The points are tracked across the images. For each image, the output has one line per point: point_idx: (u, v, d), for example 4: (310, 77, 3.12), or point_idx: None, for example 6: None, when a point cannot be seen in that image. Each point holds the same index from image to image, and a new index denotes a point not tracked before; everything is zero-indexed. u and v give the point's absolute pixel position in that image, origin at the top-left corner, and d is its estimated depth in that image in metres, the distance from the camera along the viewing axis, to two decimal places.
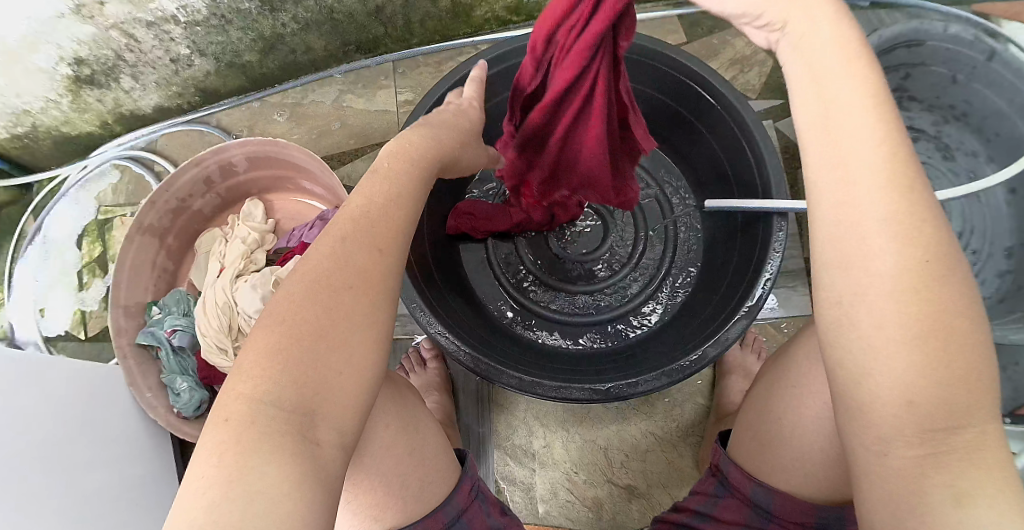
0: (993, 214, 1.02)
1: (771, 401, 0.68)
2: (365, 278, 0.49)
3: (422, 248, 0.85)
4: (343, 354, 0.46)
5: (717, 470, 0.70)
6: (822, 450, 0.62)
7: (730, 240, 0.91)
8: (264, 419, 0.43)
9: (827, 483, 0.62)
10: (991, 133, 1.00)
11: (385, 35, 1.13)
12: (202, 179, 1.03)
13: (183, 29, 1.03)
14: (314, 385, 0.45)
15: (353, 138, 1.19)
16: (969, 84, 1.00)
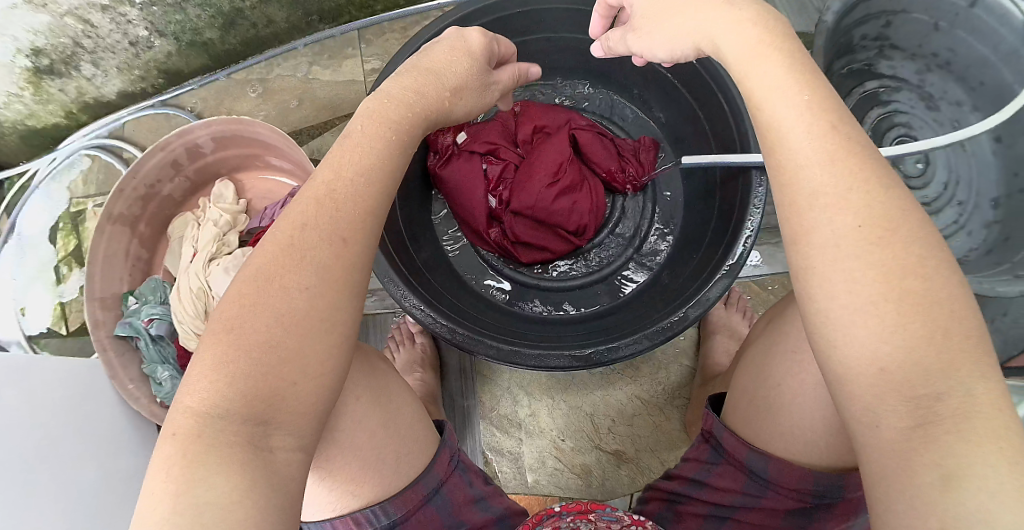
0: (979, 163, 1.00)
1: (759, 361, 0.66)
2: (322, 268, 0.47)
3: (395, 224, 0.82)
4: (296, 365, 0.45)
5: (710, 436, 0.68)
6: (822, 419, 0.59)
7: (710, 197, 0.88)
8: (212, 432, 0.42)
9: (827, 449, 0.59)
10: (975, 81, 0.98)
11: (349, 3, 1.09)
12: (169, 163, 1.00)
13: (139, 10, 0.99)
14: (266, 397, 0.43)
15: (322, 111, 1.16)
16: (952, 31, 0.95)
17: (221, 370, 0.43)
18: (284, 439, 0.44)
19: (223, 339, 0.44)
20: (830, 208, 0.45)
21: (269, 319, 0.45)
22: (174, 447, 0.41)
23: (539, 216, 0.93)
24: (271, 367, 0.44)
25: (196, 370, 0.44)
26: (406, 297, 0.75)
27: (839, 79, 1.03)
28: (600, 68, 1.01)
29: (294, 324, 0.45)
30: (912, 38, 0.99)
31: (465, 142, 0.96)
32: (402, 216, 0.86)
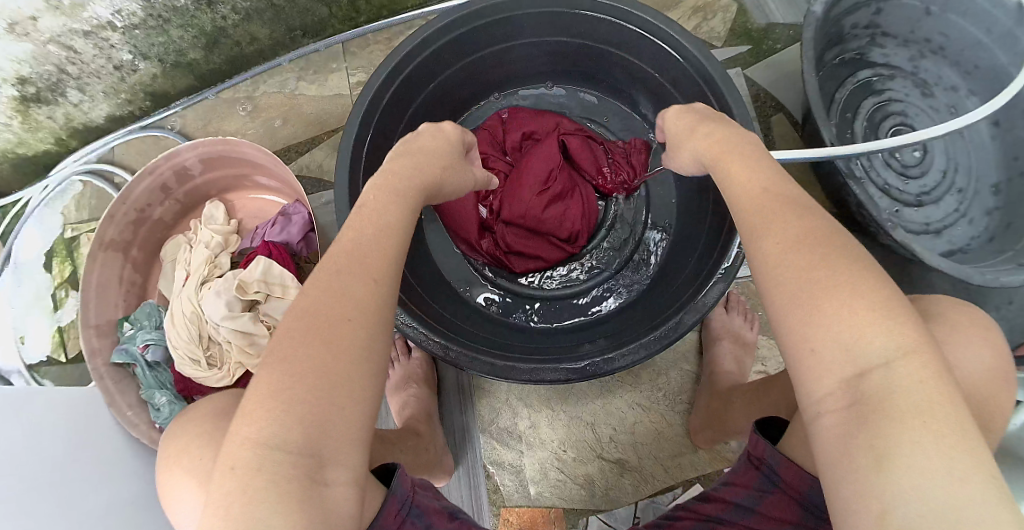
0: (978, 148, 0.98)
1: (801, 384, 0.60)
2: (364, 311, 0.47)
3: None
4: (350, 398, 0.44)
5: (761, 463, 0.59)
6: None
7: (703, 197, 0.87)
8: (271, 465, 0.41)
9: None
10: (969, 65, 0.98)
11: (331, 16, 1.08)
12: (158, 187, 1.00)
13: (121, 34, 0.99)
14: (320, 427, 0.42)
15: (309, 126, 1.14)
16: (944, 15, 0.96)
17: (287, 401, 0.43)
18: (339, 473, 0.43)
19: (278, 382, 0.43)
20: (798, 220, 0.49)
21: (324, 360, 0.44)
22: (237, 481, 0.41)
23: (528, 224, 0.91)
24: (323, 406, 0.43)
25: (257, 401, 0.43)
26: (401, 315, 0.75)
27: (829, 69, 1.01)
28: (590, 70, 0.99)
29: (343, 358, 0.45)
30: (903, 24, 0.99)
31: None
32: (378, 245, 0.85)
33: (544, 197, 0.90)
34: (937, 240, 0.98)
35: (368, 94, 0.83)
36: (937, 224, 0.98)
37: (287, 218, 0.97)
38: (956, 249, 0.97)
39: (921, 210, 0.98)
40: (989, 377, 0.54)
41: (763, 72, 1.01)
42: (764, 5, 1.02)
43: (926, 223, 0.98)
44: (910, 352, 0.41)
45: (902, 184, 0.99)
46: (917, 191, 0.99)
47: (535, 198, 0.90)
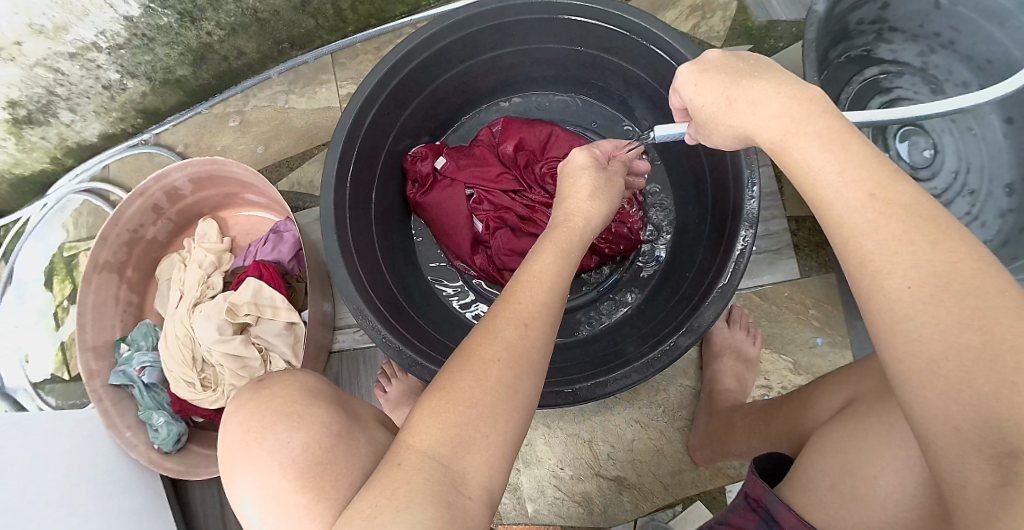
0: (990, 148, 0.95)
1: (825, 432, 0.59)
2: (513, 351, 0.49)
3: (359, 278, 0.79)
4: (490, 419, 0.46)
5: (759, 507, 0.59)
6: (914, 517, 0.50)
7: (703, 213, 0.84)
8: (427, 471, 0.43)
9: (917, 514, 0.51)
10: (981, 60, 0.94)
11: (319, 27, 1.08)
12: (150, 207, 0.99)
13: (107, 54, 0.99)
14: (461, 440, 0.45)
15: (300, 140, 1.12)
16: (954, 9, 0.92)
17: (442, 418, 0.46)
18: (478, 487, 0.45)
19: (438, 401, 0.47)
20: (904, 225, 0.40)
21: (474, 384, 0.47)
22: (400, 476, 0.43)
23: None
24: (472, 423, 0.46)
25: (419, 416, 0.47)
26: (388, 341, 0.77)
27: (835, 67, 0.97)
28: (582, 76, 0.96)
29: (490, 383, 0.47)
30: (913, 18, 0.94)
31: (446, 167, 0.95)
32: (363, 265, 0.82)
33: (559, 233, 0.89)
34: None
35: (353, 108, 0.81)
36: None
37: (280, 238, 0.96)
38: None
39: None
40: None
41: None
42: (765, 2, 0.99)
43: None
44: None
45: None
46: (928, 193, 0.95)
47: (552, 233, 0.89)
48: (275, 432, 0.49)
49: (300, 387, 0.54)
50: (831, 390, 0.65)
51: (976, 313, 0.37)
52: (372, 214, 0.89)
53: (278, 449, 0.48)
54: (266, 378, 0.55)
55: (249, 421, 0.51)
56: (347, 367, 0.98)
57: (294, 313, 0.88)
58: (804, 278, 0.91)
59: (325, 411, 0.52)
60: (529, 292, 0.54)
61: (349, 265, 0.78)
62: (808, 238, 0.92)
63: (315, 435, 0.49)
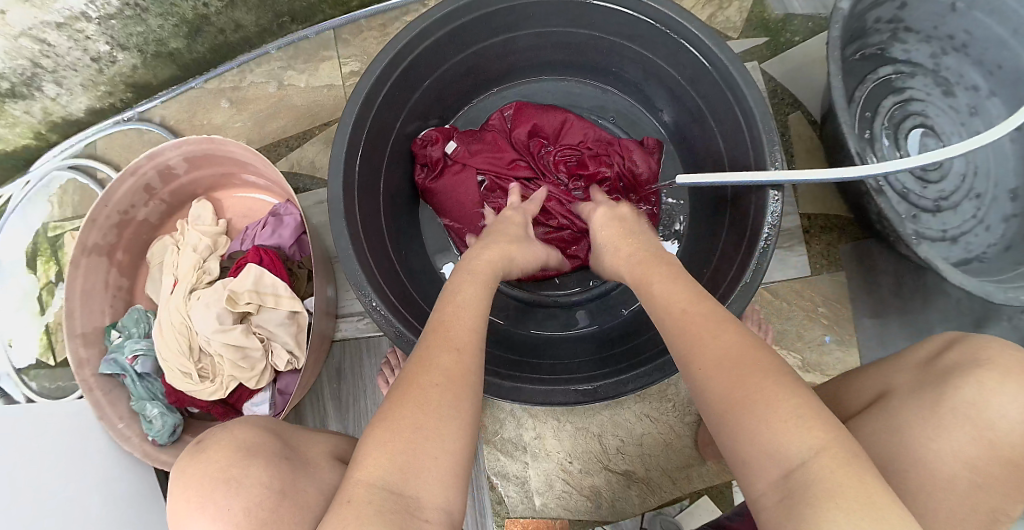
0: (997, 152, 0.95)
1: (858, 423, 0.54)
2: (451, 377, 0.52)
3: (369, 268, 0.77)
4: (437, 441, 0.48)
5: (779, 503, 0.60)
6: (942, 509, 0.48)
7: (718, 209, 0.84)
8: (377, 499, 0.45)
9: (962, 510, 0.48)
10: (993, 64, 0.93)
11: (322, 1, 1.03)
12: (141, 188, 0.95)
13: (97, 24, 0.93)
14: (405, 462, 0.47)
15: (300, 119, 1.08)
16: (969, 12, 0.90)
17: (387, 445, 0.48)
18: (435, 511, 0.46)
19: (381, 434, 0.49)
20: (708, 355, 0.51)
21: (414, 407, 0.50)
22: (350, 513, 0.44)
23: (549, 241, 0.89)
24: (417, 446, 0.48)
25: (366, 450, 0.48)
26: (401, 333, 0.74)
27: (852, 64, 0.96)
28: (598, 62, 0.93)
29: (431, 407, 0.50)
30: (927, 18, 0.94)
31: (458, 151, 0.92)
32: (372, 253, 0.80)
33: (572, 221, 0.88)
34: (953, 248, 0.94)
35: (362, 88, 0.77)
36: (954, 231, 0.94)
37: (281, 222, 0.92)
38: (972, 258, 0.94)
39: (939, 217, 0.94)
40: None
41: (781, 63, 0.95)
42: None
43: (942, 232, 0.94)
44: (828, 450, 0.43)
45: (921, 189, 0.94)
46: (935, 197, 0.94)
47: (560, 221, 0.89)
48: (215, 502, 0.52)
49: (236, 446, 0.57)
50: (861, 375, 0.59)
51: (744, 393, 0.47)
52: (380, 205, 0.86)
53: (221, 515, 0.52)
54: (204, 443, 0.58)
55: (188, 489, 0.54)
56: (351, 357, 0.95)
57: (297, 302, 0.85)
58: (813, 276, 0.90)
59: (263, 471, 0.55)
60: (458, 323, 0.58)
61: (359, 256, 0.75)
62: (820, 237, 0.90)
63: (256, 498, 0.53)
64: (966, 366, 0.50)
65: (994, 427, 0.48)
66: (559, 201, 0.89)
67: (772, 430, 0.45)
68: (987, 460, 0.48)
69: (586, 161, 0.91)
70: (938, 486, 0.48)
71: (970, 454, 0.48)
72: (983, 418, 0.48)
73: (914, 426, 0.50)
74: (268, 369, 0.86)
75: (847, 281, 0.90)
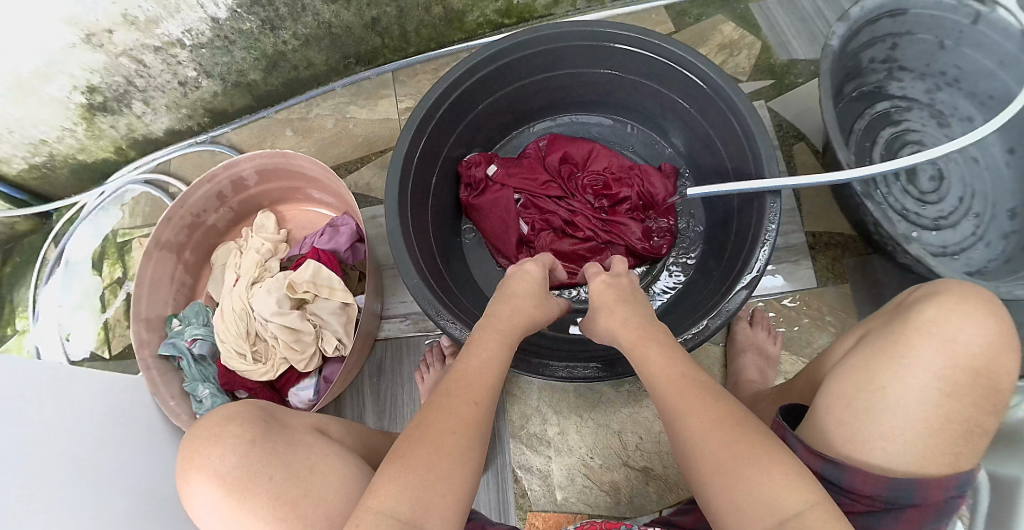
0: (994, 174, 1.05)
1: (841, 366, 0.61)
2: (465, 425, 0.59)
3: (416, 258, 0.87)
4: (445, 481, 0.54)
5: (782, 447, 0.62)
6: (924, 420, 0.53)
7: (728, 224, 0.95)
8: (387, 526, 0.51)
9: (938, 417, 0.53)
10: (984, 95, 1.05)
11: (383, 46, 1.19)
12: (214, 195, 1.06)
13: (189, 52, 1.09)
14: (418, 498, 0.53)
15: (358, 147, 1.21)
16: (957, 48, 1.03)
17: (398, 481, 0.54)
18: None
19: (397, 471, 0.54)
20: (706, 414, 0.58)
21: (432, 449, 0.56)
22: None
23: (577, 250, 1.00)
24: (431, 485, 0.54)
25: (380, 480, 0.54)
26: (440, 312, 0.83)
27: (850, 102, 1.08)
28: (623, 99, 1.07)
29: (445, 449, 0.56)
30: (919, 57, 1.07)
31: (497, 174, 1.03)
32: (419, 246, 0.90)
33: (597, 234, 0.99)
34: (954, 262, 1.02)
35: (414, 121, 0.90)
36: (954, 247, 1.03)
37: (336, 229, 1.02)
38: (974, 271, 1.01)
39: (940, 234, 1.04)
40: (992, 348, 0.54)
41: (785, 105, 1.08)
42: (787, 42, 1.12)
43: (943, 247, 1.03)
44: (820, 506, 0.51)
45: (919, 209, 1.05)
46: (934, 216, 1.05)
47: (587, 233, 0.99)
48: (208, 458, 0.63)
49: (227, 413, 0.67)
50: (841, 341, 0.68)
51: (736, 452, 0.55)
52: (428, 210, 0.97)
53: (206, 466, 0.63)
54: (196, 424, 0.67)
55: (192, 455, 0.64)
56: (391, 352, 1.03)
57: (349, 294, 0.94)
58: (820, 287, 0.98)
59: (242, 426, 0.65)
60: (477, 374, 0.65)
61: (408, 245, 0.86)
62: (825, 253, 1.00)
63: (242, 449, 0.63)
64: (928, 299, 0.58)
65: (957, 340, 0.54)
66: (586, 217, 1.00)
67: (764, 490, 0.52)
68: (954, 373, 0.54)
69: (611, 182, 1.01)
70: (911, 404, 0.54)
71: (939, 367, 0.54)
72: (945, 333, 0.54)
73: (889, 349, 0.57)
74: (316, 353, 0.94)
75: (853, 293, 0.97)
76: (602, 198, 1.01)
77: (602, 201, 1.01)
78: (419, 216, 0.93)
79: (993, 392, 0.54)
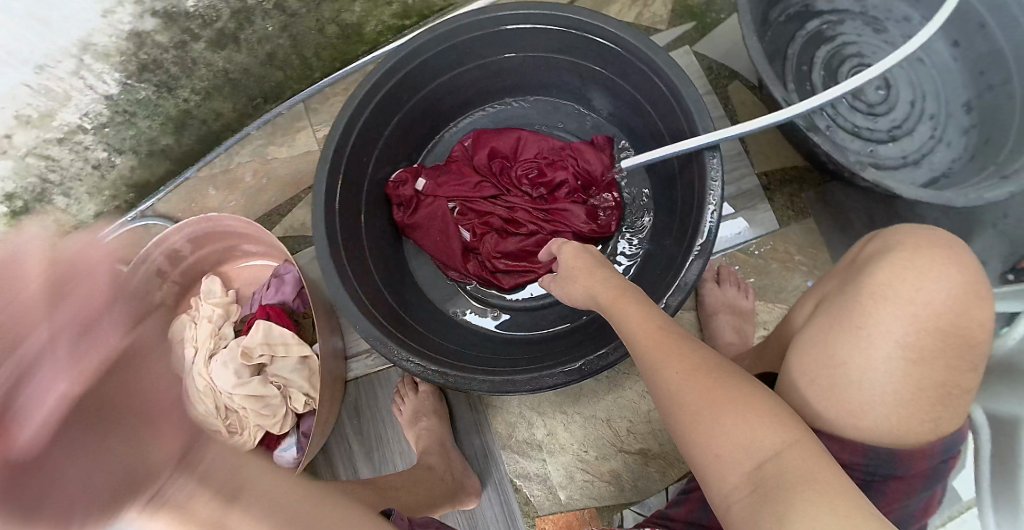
0: (942, 72, 1.02)
1: (801, 335, 0.58)
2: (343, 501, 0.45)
3: (359, 298, 0.83)
4: None
5: None
6: (892, 392, 0.51)
7: (671, 184, 0.91)
8: None
9: (906, 385, 0.51)
10: None
11: (287, 78, 1.15)
12: (153, 274, 1.02)
13: (93, 134, 1.04)
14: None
15: (287, 187, 1.18)
16: None
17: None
18: None
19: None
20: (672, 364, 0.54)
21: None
22: None
23: (524, 246, 0.96)
24: None
25: None
26: (399, 352, 0.79)
27: (778, 27, 1.02)
28: (536, 80, 1.02)
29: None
30: None
31: (427, 186, 0.99)
32: (369, 291, 0.87)
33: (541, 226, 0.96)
34: (918, 171, 0.99)
35: (326, 158, 0.85)
36: (915, 155, 1.00)
37: (281, 281, 0.97)
38: (938, 175, 0.99)
39: (897, 145, 1.00)
40: (956, 303, 0.51)
41: (709, 47, 1.03)
42: None
43: (903, 157, 1.00)
44: (795, 445, 0.48)
45: (871, 123, 1.00)
46: (888, 127, 1.00)
47: (531, 228, 0.96)
48: None
49: None
50: (805, 299, 0.65)
51: (706, 398, 0.51)
52: (365, 242, 0.92)
53: None
54: None
55: None
56: (365, 391, 1.01)
57: (304, 346, 0.93)
58: (782, 228, 0.95)
59: None
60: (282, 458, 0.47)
61: (349, 288, 0.82)
62: (781, 191, 0.96)
63: None
64: (881, 254, 0.55)
65: (918, 301, 0.51)
66: (526, 210, 0.97)
67: (745, 433, 0.49)
68: (919, 334, 0.51)
69: (546, 169, 0.98)
70: (878, 374, 0.51)
71: (902, 334, 0.51)
72: (905, 296, 0.51)
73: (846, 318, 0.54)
74: (289, 413, 0.94)
75: (818, 228, 0.94)
76: (538, 187, 0.98)
77: (540, 190, 0.98)
78: (357, 253, 0.89)
79: (968, 348, 0.51)
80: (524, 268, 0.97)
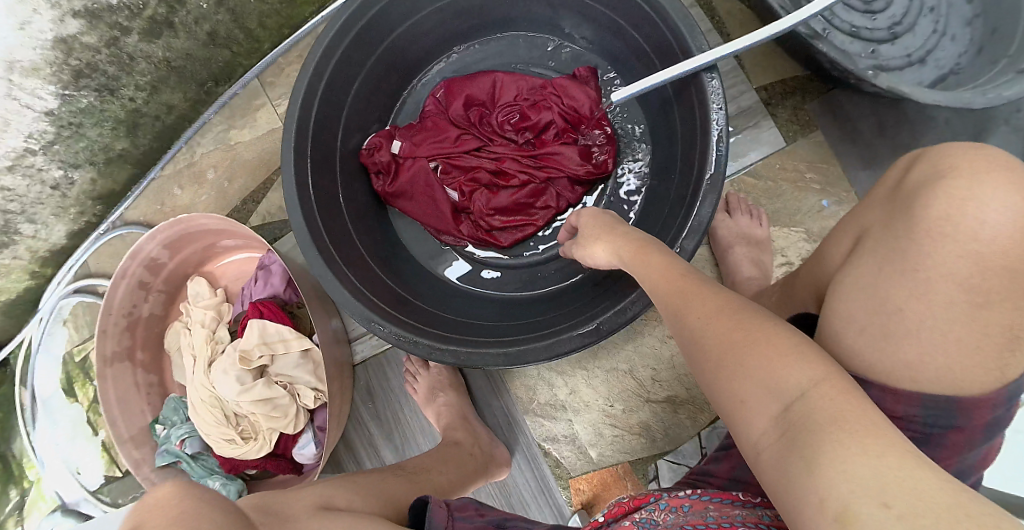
0: None
1: (840, 279, 0.53)
2: None
3: (352, 284, 0.77)
4: None
5: None
6: (957, 340, 0.45)
7: (667, 109, 0.82)
8: None
9: (969, 329, 0.45)
10: None
11: (235, 55, 1.05)
12: (136, 286, 0.98)
13: (43, 154, 0.97)
14: None
15: (256, 171, 1.11)
16: None
17: None
18: None
19: None
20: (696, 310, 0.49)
21: None
22: None
23: (517, 199, 0.90)
24: None
25: None
26: (401, 337, 0.74)
27: None
28: (504, 15, 0.93)
29: None
30: None
31: (404, 148, 0.91)
32: (365, 279, 0.81)
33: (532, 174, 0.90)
34: (924, 69, 0.91)
35: (289, 137, 0.77)
36: (919, 52, 0.91)
37: (266, 272, 0.92)
38: (947, 73, 0.91)
39: (898, 44, 0.91)
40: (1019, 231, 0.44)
41: None
42: None
43: (907, 56, 0.91)
44: (826, 382, 0.41)
45: (870, 22, 0.90)
46: (888, 24, 0.90)
47: (523, 178, 0.90)
48: None
49: None
50: (835, 236, 0.59)
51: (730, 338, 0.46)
52: (348, 224, 0.85)
53: None
54: None
55: None
56: (376, 375, 0.97)
57: (304, 339, 0.88)
58: (790, 144, 0.87)
59: None
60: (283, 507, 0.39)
61: (339, 274, 0.76)
62: (784, 104, 0.88)
63: None
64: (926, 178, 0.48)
65: (972, 232, 0.44)
66: (514, 159, 0.90)
67: (770, 371, 0.42)
68: (984, 278, 0.44)
69: (529, 111, 0.90)
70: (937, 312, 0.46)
71: (963, 276, 0.45)
72: (969, 233, 0.44)
73: (898, 259, 0.47)
74: (300, 410, 0.90)
75: (827, 139, 0.87)
76: (524, 132, 0.91)
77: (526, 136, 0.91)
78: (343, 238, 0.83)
79: None
80: (521, 223, 0.91)
